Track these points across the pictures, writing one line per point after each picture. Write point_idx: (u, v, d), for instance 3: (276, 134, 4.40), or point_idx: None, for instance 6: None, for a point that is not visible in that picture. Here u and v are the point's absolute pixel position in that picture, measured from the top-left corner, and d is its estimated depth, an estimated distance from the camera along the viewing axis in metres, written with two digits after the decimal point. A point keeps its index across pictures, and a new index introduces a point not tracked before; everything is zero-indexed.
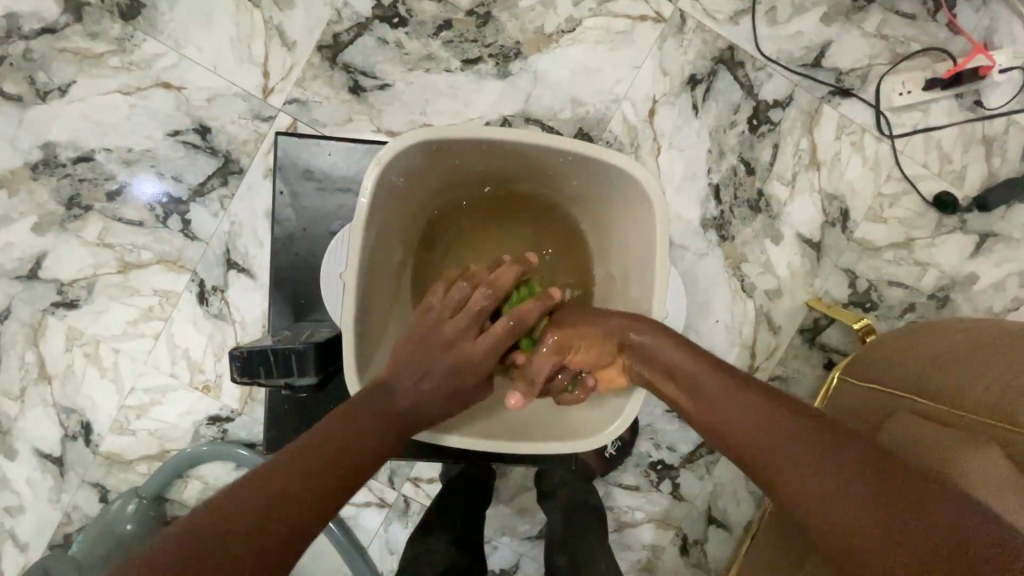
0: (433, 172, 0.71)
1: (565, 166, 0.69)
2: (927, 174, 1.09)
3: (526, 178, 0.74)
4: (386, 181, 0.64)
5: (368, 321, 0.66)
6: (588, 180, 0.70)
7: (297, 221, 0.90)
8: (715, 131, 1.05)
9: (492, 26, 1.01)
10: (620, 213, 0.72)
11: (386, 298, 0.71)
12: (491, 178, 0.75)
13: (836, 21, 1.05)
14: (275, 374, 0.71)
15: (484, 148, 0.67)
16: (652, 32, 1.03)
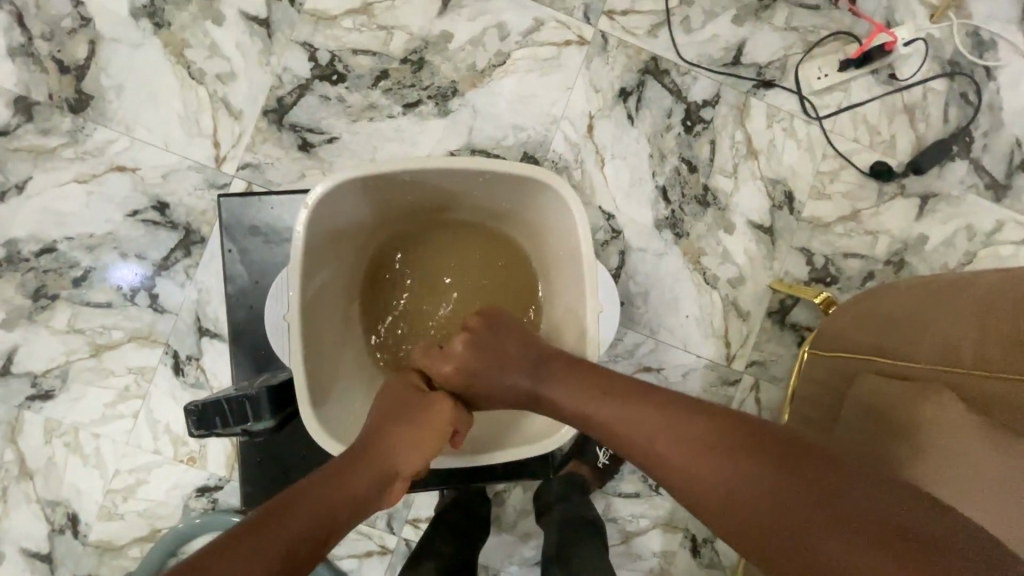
0: (366, 207, 0.74)
1: (489, 186, 0.73)
2: (860, 147, 1.14)
3: (456, 201, 0.77)
4: (318, 221, 0.67)
5: (315, 356, 0.69)
6: (513, 197, 0.74)
7: (253, 279, 0.92)
8: (653, 137, 1.10)
9: (428, 70, 1.07)
10: (548, 223, 0.75)
11: (333, 336, 0.74)
12: (425, 207, 0.78)
13: (747, 21, 1.12)
14: (232, 422, 0.71)
15: (406, 179, 0.71)
16: (578, 54, 1.09)
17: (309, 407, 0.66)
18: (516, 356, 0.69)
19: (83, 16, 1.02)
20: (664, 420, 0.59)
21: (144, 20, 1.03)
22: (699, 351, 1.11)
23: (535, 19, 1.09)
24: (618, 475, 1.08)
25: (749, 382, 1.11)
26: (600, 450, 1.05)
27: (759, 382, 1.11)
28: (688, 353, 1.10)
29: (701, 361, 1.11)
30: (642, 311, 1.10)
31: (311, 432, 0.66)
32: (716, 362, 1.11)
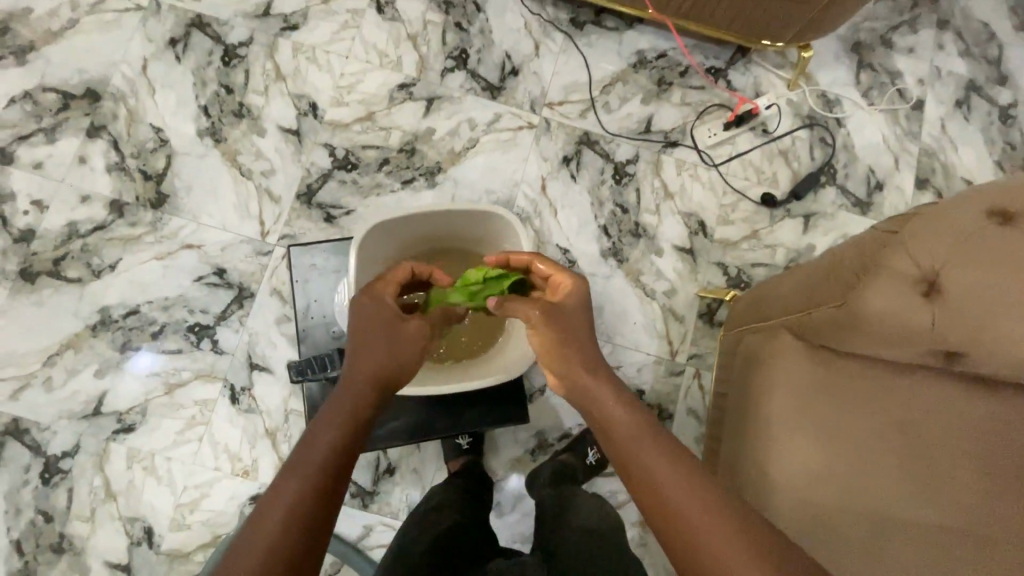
0: (389, 243, 1.05)
1: (461, 215, 1.03)
2: (751, 184, 1.50)
3: (448, 235, 1.09)
4: (360, 251, 0.99)
5: None
6: (478, 220, 1.04)
7: (304, 299, 1.25)
8: (591, 189, 1.46)
9: (418, 155, 1.43)
10: (507, 243, 1.06)
11: None
12: (423, 235, 1.08)
13: (652, 101, 1.51)
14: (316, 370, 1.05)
15: (415, 220, 1.03)
16: (529, 135, 1.47)
17: None
18: (580, 352, 0.82)
19: (162, 139, 1.39)
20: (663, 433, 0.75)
21: (207, 138, 1.40)
22: (648, 350, 1.39)
23: (495, 113, 1.47)
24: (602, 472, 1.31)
25: (692, 371, 1.39)
26: (590, 449, 1.30)
27: (700, 371, 1.39)
28: (640, 351, 1.39)
29: (650, 357, 1.39)
30: (599, 322, 1.39)
31: None
32: (663, 357, 1.39)
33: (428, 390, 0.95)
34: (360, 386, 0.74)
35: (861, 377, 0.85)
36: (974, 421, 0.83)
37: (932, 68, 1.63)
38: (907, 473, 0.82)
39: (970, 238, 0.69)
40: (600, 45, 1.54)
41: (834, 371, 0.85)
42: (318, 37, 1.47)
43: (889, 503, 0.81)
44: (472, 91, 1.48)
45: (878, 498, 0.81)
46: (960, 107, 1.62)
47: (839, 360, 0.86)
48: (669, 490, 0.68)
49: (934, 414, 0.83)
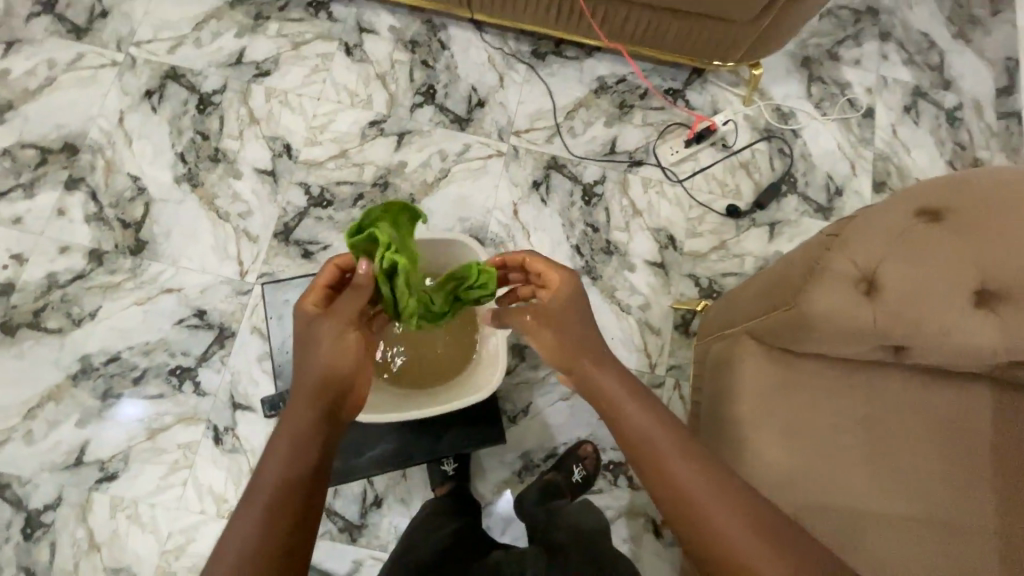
0: None
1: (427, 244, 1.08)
2: (715, 197, 1.56)
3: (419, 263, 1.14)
4: None
5: None
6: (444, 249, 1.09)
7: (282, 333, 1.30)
8: (562, 211, 1.50)
9: (391, 188, 1.47)
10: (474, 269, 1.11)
11: None
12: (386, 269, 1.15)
13: (615, 124, 1.58)
14: None
15: None
16: (498, 162, 1.52)
17: None
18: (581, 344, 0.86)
19: (140, 187, 1.42)
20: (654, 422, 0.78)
21: (184, 183, 1.43)
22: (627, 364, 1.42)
23: (464, 144, 1.52)
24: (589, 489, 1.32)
25: (671, 383, 1.41)
26: (576, 467, 1.31)
27: (679, 382, 1.42)
28: None
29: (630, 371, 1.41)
30: None
31: None
32: (642, 370, 1.42)
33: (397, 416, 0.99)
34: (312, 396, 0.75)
35: (823, 379, 0.88)
36: (929, 408, 0.87)
37: (879, 78, 1.71)
38: (877, 469, 0.85)
39: (905, 235, 0.74)
40: (561, 74, 1.60)
41: (791, 370, 0.89)
42: (289, 82, 1.52)
43: (863, 499, 0.84)
44: (441, 124, 1.53)
45: (852, 495, 0.84)
46: (908, 112, 1.69)
47: (795, 360, 0.89)
48: (689, 485, 0.72)
49: (892, 406, 0.87)
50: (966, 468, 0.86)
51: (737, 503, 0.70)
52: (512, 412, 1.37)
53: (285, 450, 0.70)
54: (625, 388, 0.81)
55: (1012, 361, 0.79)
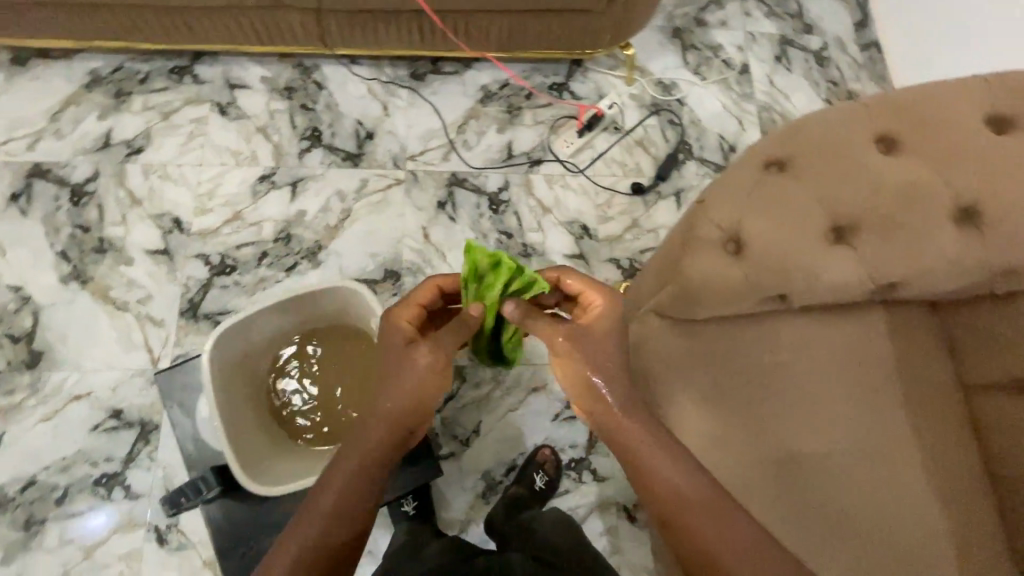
0: (249, 340, 1.11)
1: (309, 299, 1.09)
2: (619, 179, 1.58)
3: (309, 316, 1.14)
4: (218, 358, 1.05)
5: (240, 440, 1.05)
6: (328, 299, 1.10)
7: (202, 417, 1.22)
8: (472, 225, 1.50)
9: (295, 239, 1.43)
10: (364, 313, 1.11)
11: (248, 428, 1.09)
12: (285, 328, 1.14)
13: (507, 128, 1.59)
14: (193, 496, 1.09)
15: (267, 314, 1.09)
16: (399, 190, 1.50)
17: (239, 471, 1.01)
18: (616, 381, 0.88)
19: (24, 296, 1.33)
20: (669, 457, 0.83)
21: (72, 282, 1.35)
22: None
23: (361, 179, 1.50)
24: (554, 495, 1.32)
25: None
26: (536, 475, 1.30)
27: None
28: None
29: None
30: None
31: (240, 480, 1.01)
32: None
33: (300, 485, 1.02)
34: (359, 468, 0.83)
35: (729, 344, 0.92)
36: (834, 346, 0.90)
37: (746, 35, 1.78)
38: (796, 416, 0.89)
39: (758, 187, 0.82)
40: (444, 91, 1.60)
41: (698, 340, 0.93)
42: (166, 154, 1.47)
43: (788, 447, 0.89)
44: (333, 164, 1.51)
45: (779, 445, 0.89)
46: (780, 61, 1.77)
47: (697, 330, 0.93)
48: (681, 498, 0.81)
49: (797, 352, 0.90)
50: (880, 394, 0.89)
51: (727, 525, 0.79)
52: (463, 434, 1.36)
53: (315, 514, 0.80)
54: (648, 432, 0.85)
55: (886, 287, 0.79)
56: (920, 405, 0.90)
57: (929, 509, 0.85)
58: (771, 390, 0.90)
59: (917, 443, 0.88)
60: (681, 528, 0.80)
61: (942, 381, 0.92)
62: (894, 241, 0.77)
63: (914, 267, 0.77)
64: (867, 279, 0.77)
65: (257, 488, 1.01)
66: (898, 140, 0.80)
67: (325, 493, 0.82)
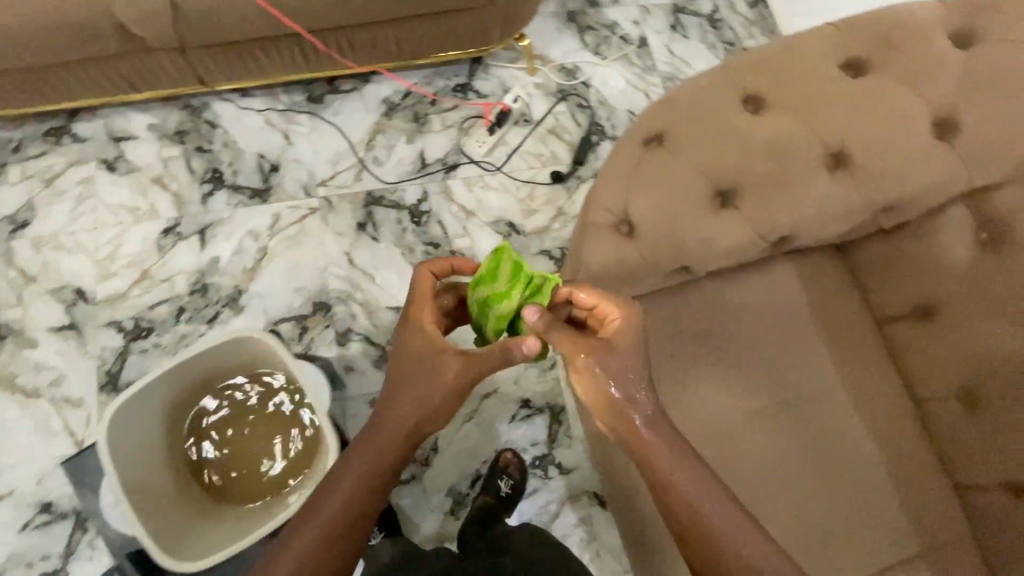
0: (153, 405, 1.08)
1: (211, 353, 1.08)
2: (537, 170, 1.58)
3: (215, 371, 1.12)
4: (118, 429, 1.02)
5: (154, 512, 1.02)
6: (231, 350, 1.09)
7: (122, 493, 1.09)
8: (397, 241, 1.46)
9: (212, 289, 1.37)
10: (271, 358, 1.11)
11: (164, 498, 1.06)
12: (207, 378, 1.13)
13: (416, 137, 1.55)
14: None
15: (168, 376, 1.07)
16: (315, 218, 1.45)
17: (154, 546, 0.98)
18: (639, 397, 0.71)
19: None
20: (692, 479, 0.70)
21: None
22: None
23: (273, 214, 1.44)
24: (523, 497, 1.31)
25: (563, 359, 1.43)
26: (501, 481, 1.28)
27: None
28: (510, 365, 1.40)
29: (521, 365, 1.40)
30: None
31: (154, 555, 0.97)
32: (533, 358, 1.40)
33: (205, 561, 0.96)
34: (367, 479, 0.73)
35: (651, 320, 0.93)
36: (748, 304, 0.93)
37: (639, 9, 1.80)
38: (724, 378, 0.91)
39: (641, 165, 0.82)
40: (345, 109, 1.55)
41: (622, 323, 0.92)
42: (56, 222, 1.38)
43: (721, 410, 0.90)
44: (240, 204, 1.44)
45: (714, 410, 0.90)
46: (676, 30, 1.79)
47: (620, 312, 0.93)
48: (697, 524, 0.69)
49: (714, 317, 0.92)
50: (795, 341, 0.93)
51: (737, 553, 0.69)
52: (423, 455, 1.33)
53: (309, 533, 0.72)
54: (671, 453, 0.71)
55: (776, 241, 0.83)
56: (837, 345, 0.94)
57: (852, 442, 0.90)
58: (697, 359, 0.91)
59: (837, 381, 0.92)
60: (688, 535, 0.70)
61: (855, 318, 0.95)
62: (776, 196, 0.79)
63: (798, 221, 0.80)
64: (757, 239, 0.81)
65: (172, 561, 0.97)
66: (762, 99, 0.81)
67: (323, 511, 0.73)
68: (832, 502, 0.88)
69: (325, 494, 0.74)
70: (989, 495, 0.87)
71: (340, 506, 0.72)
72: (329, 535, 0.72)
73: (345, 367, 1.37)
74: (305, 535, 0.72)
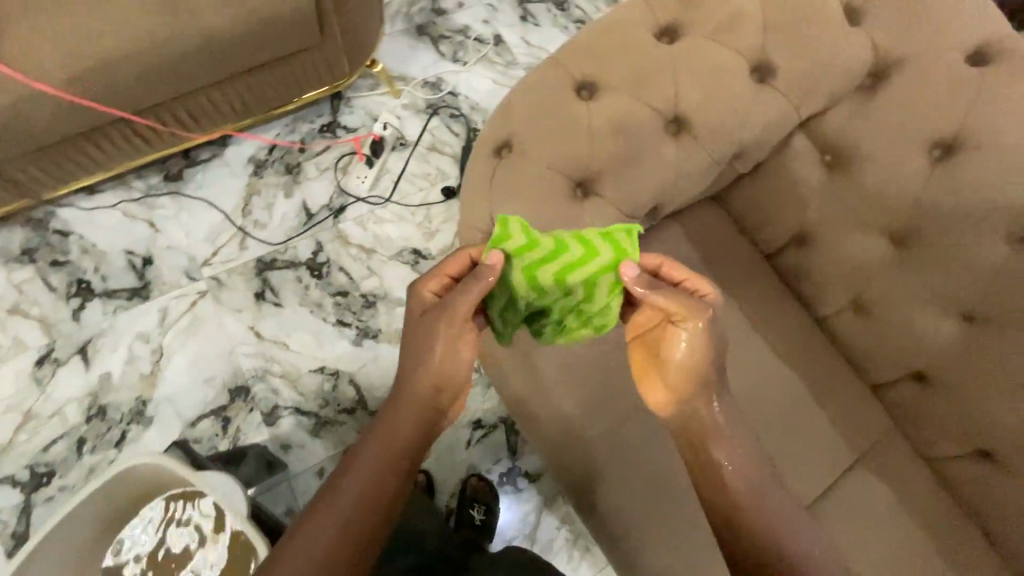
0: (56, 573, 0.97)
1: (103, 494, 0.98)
2: (427, 191, 1.54)
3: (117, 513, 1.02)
4: None
5: None
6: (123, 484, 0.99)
7: None
8: (302, 299, 1.39)
9: (111, 408, 1.26)
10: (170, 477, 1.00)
11: None
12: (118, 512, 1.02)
13: (295, 189, 1.48)
14: None
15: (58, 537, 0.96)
16: (207, 301, 1.36)
17: None
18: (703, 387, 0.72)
19: None
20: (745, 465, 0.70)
21: None
22: None
23: (158, 310, 1.33)
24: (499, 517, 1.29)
25: None
26: (473, 510, 1.25)
27: None
28: None
29: None
30: None
31: None
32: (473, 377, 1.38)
33: None
34: (388, 464, 0.69)
35: None
36: None
37: (487, 6, 1.78)
38: None
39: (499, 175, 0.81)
40: (209, 179, 1.46)
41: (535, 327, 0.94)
42: None
43: None
44: (118, 308, 1.32)
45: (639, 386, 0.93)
46: (527, 19, 1.79)
47: None
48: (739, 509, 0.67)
49: None
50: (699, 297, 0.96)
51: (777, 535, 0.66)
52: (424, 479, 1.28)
53: (325, 525, 0.64)
54: (725, 442, 0.70)
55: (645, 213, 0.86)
56: (737, 288, 0.98)
57: (771, 377, 0.94)
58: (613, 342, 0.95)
59: (745, 324, 0.96)
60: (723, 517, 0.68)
61: (746, 259, 0.99)
62: (632, 173, 0.82)
63: (659, 190, 0.84)
64: (628, 216, 0.83)
65: None
66: (595, 83, 0.82)
67: (341, 500, 0.66)
68: (763, 439, 0.92)
69: (343, 481, 0.68)
70: (899, 388, 0.94)
71: (360, 490, 0.67)
72: (347, 523, 0.65)
73: (282, 445, 1.30)
74: (320, 527, 0.64)
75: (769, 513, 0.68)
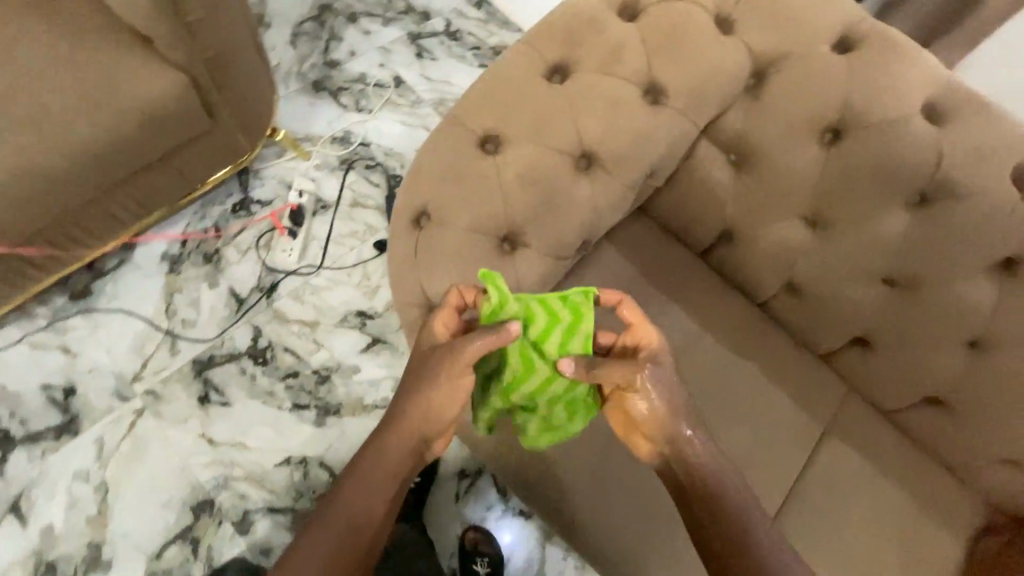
0: None
1: None
2: (359, 249, 1.50)
3: None
4: None
5: None
6: None
7: None
8: (250, 392, 1.32)
9: (60, 563, 1.15)
10: None
11: None
12: None
13: (218, 277, 1.40)
14: None
15: None
16: (146, 419, 1.26)
17: None
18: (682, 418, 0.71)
19: None
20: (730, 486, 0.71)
21: None
22: None
23: (93, 442, 1.23)
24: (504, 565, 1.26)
25: None
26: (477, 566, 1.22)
27: None
28: None
29: None
30: None
31: None
32: None
33: None
34: (375, 489, 0.69)
35: None
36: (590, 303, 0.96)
37: (380, 51, 1.75)
38: None
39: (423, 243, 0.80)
40: (121, 287, 1.35)
41: None
42: None
43: None
44: (47, 451, 1.21)
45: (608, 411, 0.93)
46: (423, 57, 1.78)
47: None
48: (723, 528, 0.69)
49: None
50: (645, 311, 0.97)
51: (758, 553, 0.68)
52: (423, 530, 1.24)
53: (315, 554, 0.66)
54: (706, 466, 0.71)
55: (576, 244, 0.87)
56: (679, 292, 1.00)
57: (727, 372, 0.97)
58: None
59: (693, 326, 0.98)
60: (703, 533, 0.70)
61: (681, 262, 1.02)
62: (553, 213, 0.82)
63: (583, 223, 0.85)
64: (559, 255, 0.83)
65: None
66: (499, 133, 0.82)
67: (331, 530, 0.67)
68: (734, 434, 0.94)
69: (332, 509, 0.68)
70: (844, 354, 0.99)
71: (348, 517, 0.68)
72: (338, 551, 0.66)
73: (261, 551, 1.22)
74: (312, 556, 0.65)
75: (752, 527, 0.70)
